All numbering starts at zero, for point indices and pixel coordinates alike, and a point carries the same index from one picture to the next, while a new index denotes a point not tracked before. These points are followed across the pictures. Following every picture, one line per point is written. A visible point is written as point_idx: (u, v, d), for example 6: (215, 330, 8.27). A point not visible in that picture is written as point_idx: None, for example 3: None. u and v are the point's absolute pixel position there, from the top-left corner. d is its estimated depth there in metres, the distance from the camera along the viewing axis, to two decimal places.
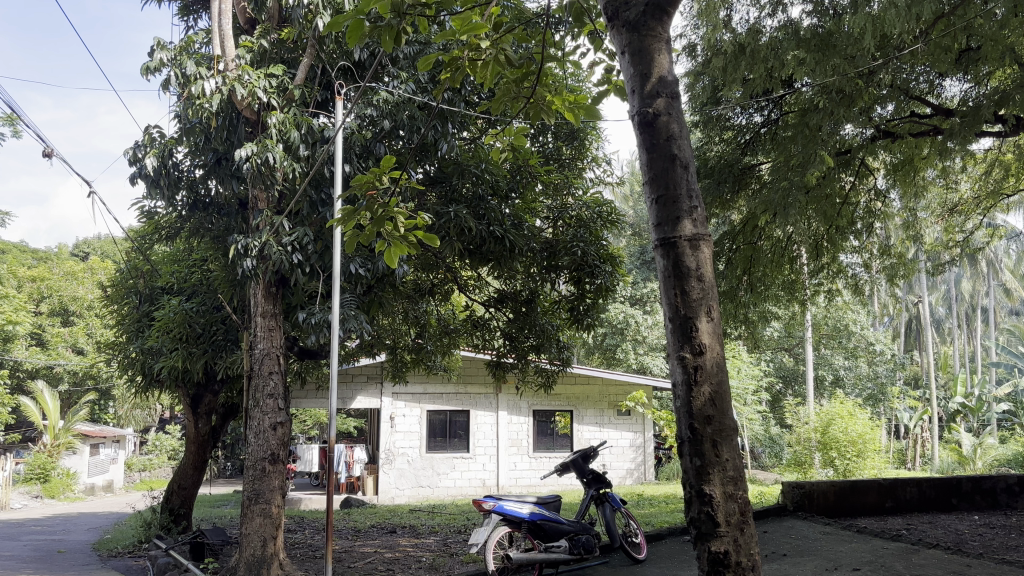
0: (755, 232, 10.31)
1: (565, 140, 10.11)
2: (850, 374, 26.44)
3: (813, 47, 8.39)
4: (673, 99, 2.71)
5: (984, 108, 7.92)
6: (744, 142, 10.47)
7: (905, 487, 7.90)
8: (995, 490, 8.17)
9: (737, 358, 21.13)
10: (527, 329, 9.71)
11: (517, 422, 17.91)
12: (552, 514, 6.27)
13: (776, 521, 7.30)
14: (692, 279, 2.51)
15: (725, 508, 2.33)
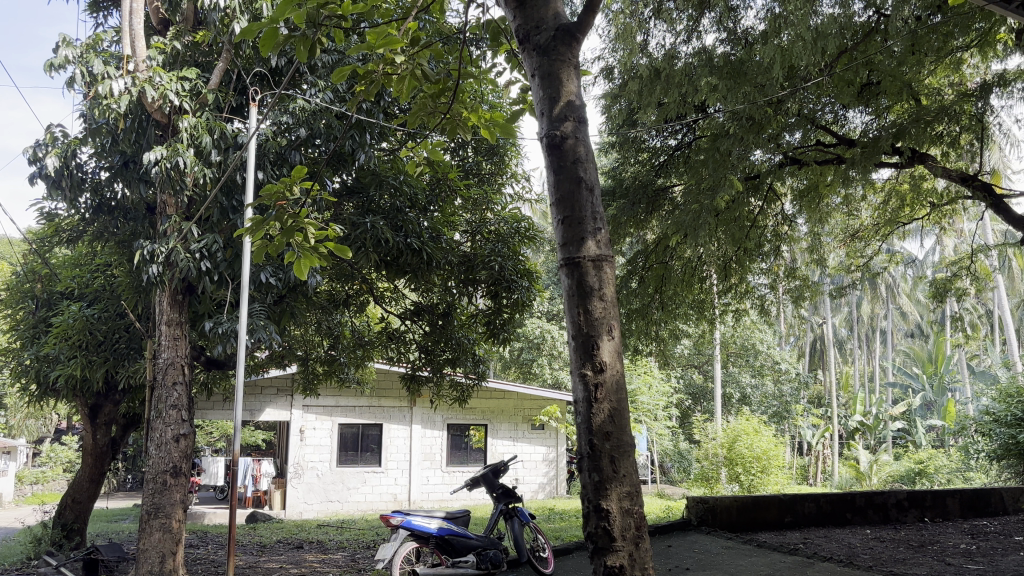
0: (666, 251, 10.63)
1: (485, 155, 10.13)
2: (756, 392, 27.23)
3: (725, 74, 8.66)
4: (580, 122, 2.77)
5: (883, 139, 8.30)
6: (659, 164, 10.74)
7: (804, 503, 8.17)
8: (886, 505, 8.54)
9: (648, 374, 21.54)
10: (443, 342, 9.63)
11: (431, 436, 17.83)
12: (460, 529, 6.26)
13: (680, 535, 7.46)
14: (595, 298, 2.57)
15: (622, 523, 2.38)
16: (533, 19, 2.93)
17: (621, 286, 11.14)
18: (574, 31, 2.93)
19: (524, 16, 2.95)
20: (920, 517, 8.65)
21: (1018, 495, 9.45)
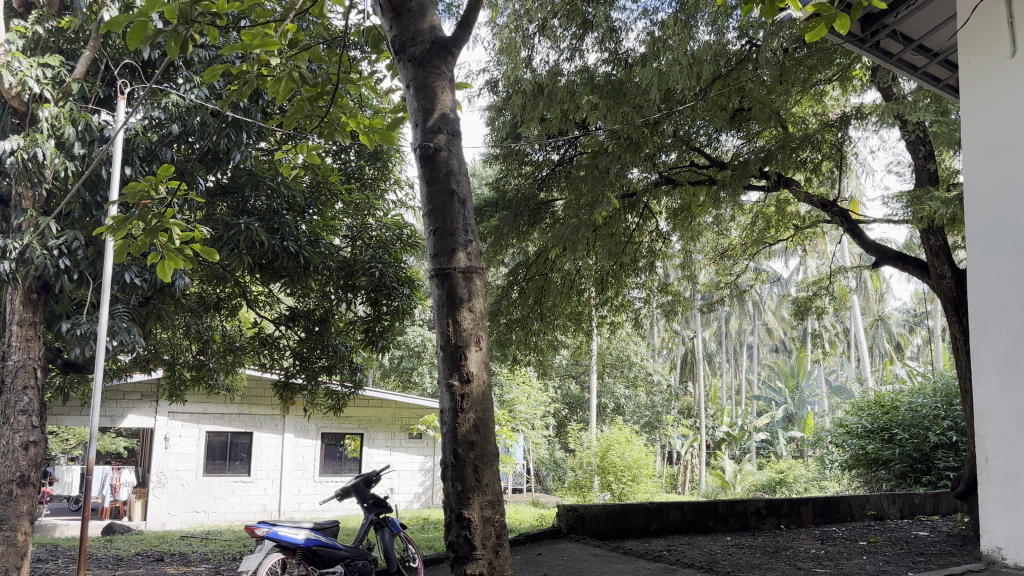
0: (547, 264, 10.78)
1: (368, 160, 9.95)
2: (630, 402, 27.97)
3: (606, 93, 8.90)
4: (454, 135, 2.81)
5: (752, 163, 8.71)
6: (541, 178, 10.91)
7: (669, 511, 8.45)
8: (746, 512, 8.94)
9: (527, 384, 21.76)
10: (318, 350, 9.45)
11: (304, 445, 17.42)
12: (329, 540, 6.13)
13: (550, 543, 7.56)
14: (464, 309, 2.61)
15: (482, 532, 2.43)
16: (409, 30, 2.94)
17: (502, 296, 11.23)
18: (450, 45, 2.97)
19: (400, 26, 2.96)
20: (777, 523, 9.10)
21: (865, 502, 10.08)
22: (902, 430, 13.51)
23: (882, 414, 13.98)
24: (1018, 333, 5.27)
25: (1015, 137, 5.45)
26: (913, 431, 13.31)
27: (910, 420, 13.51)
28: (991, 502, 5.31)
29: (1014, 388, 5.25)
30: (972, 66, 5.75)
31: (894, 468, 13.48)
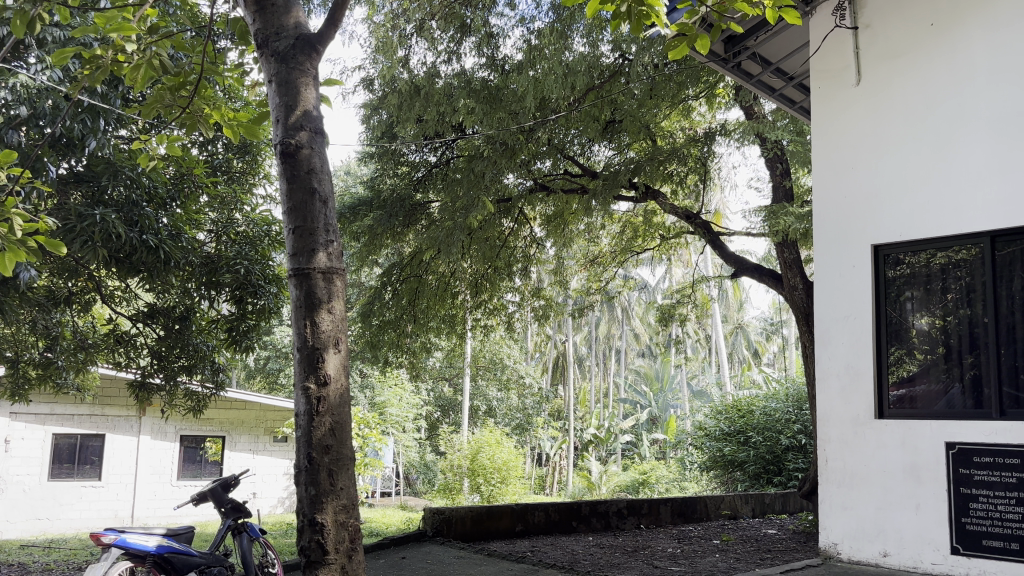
0: (421, 265, 10.78)
1: (237, 153, 9.64)
2: (501, 405, 28.18)
3: (482, 98, 9.01)
4: (316, 133, 2.83)
5: (623, 174, 8.97)
6: (417, 179, 10.85)
7: (534, 512, 8.57)
8: (608, 513, 9.18)
9: (399, 386, 21.58)
10: (178, 348, 8.99)
11: (161, 448, 16.66)
12: (182, 546, 5.89)
13: (415, 546, 7.54)
14: (323, 310, 2.66)
15: (335, 536, 2.49)
16: (272, 26, 2.95)
17: (374, 298, 11.09)
18: (315, 42, 2.99)
19: (264, 21, 2.96)
20: (637, 523, 9.38)
21: (720, 502, 10.54)
22: (756, 433, 14.23)
23: (738, 418, 14.66)
24: (858, 342, 5.65)
25: (856, 161, 5.87)
26: (766, 434, 14.03)
27: (764, 423, 14.25)
28: (829, 501, 5.67)
29: (853, 393, 5.63)
30: (822, 91, 6.12)
31: (748, 469, 14.15)
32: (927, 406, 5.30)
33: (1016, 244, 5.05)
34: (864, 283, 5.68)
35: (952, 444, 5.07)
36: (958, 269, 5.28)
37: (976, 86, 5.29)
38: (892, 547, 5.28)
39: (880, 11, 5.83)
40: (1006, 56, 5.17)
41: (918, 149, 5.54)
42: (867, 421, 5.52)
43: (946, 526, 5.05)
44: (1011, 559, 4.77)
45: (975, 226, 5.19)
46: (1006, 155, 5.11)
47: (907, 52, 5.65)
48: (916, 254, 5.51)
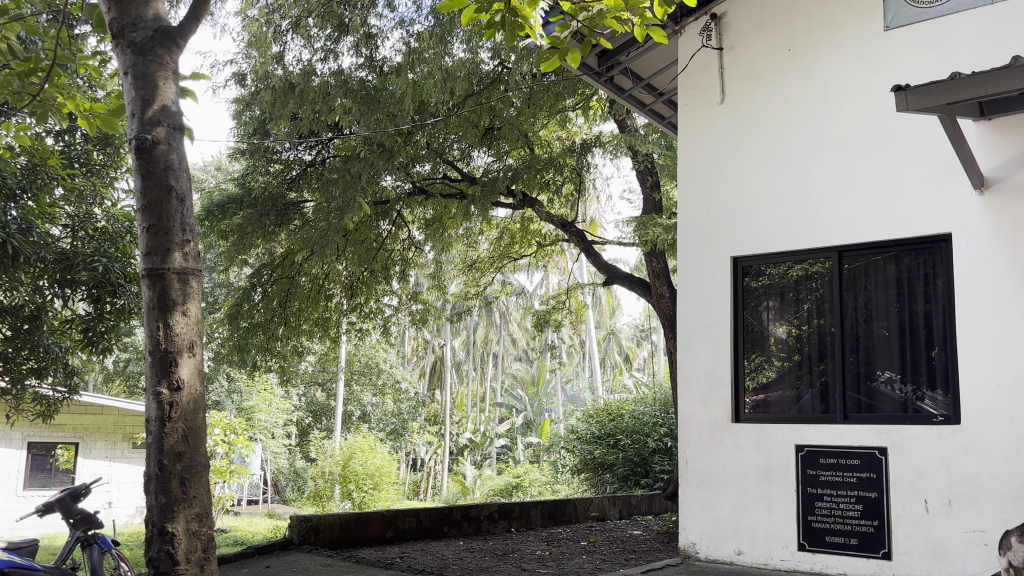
0: (294, 266, 10.54)
1: (97, 145, 9.16)
2: (376, 410, 27.83)
3: (359, 99, 8.90)
4: (174, 129, 2.74)
5: (501, 180, 9.06)
6: (291, 177, 10.58)
7: (405, 518, 8.50)
8: (479, 517, 9.20)
9: (269, 391, 20.98)
10: (27, 350, 8.38)
11: (5, 456, 15.56)
12: (25, 561, 5.49)
13: (280, 555, 7.34)
14: (177, 313, 2.57)
15: (187, 545, 2.43)
16: (129, 15, 2.83)
17: (243, 299, 10.74)
18: (175, 36, 2.89)
19: (119, 9, 2.83)
20: (508, 527, 9.46)
21: (589, 504, 10.76)
22: (625, 436, 14.62)
23: (608, 421, 15.04)
24: (716, 349, 5.91)
25: (718, 175, 6.13)
26: (634, 437, 14.46)
27: (632, 426, 14.68)
28: (688, 502, 5.86)
29: (711, 398, 5.87)
30: (687, 107, 6.37)
31: (617, 472, 14.51)
32: (779, 411, 5.61)
33: (860, 260, 5.42)
34: (723, 293, 5.94)
35: (801, 446, 5.38)
36: (809, 282, 5.61)
37: (828, 109, 5.64)
38: (746, 545, 5.53)
39: (743, 33, 6.13)
40: (854, 84, 5.54)
41: (774, 167, 5.85)
42: (725, 425, 5.77)
43: (794, 523, 5.34)
44: (852, 553, 5.10)
45: (824, 241, 5.53)
46: (853, 176, 5.47)
47: (767, 74, 5.96)
48: (772, 267, 5.81)
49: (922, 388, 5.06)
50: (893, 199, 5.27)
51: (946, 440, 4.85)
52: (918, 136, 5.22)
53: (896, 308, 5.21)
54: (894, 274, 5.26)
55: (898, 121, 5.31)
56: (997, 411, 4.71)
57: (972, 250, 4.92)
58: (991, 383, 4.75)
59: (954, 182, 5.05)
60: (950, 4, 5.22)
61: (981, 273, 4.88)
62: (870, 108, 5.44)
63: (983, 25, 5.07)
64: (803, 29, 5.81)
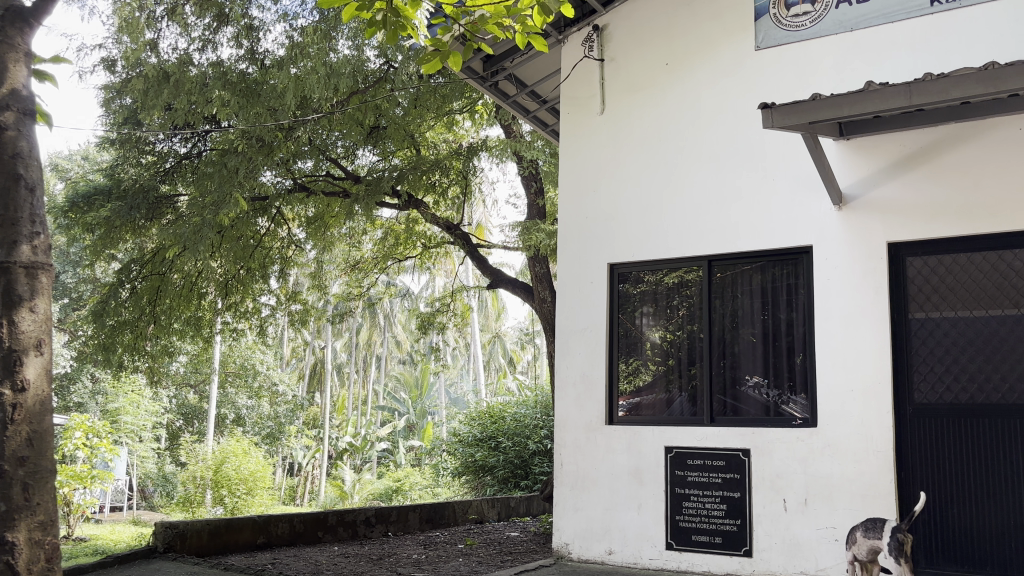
0: (165, 262, 10.10)
1: None
2: (252, 413, 27.02)
3: (238, 91, 8.63)
4: (24, 114, 2.58)
5: (385, 181, 8.95)
6: (164, 169, 10.15)
7: (277, 523, 8.29)
8: (355, 521, 9.05)
9: (137, 393, 20.04)
10: None
11: None
12: None
13: (143, 564, 7.00)
14: (22, 310, 2.42)
15: (28, 555, 2.31)
16: None
17: (109, 296, 10.20)
18: (28, 15, 2.73)
19: None
20: (385, 531, 9.34)
21: (467, 507, 10.75)
22: (506, 439, 14.72)
23: (490, 424, 15.12)
24: (593, 352, 6.03)
25: (598, 183, 6.27)
26: (515, 440, 14.59)
27: (513, 429, 14.81)
28: (562, 503, 5.96)
29: (587, 400, 5.99)
30: (569, 115, 6.49)
31: (497, 474, 14.58)
32: (651, 414, 5.78)
33: (729, 269, 5.65)
34: (600, 298, 6.07)
35: (670, 447, 5.57)
36: (682, 289, 5.81)
37: (702, 122, 5.85)
38: (617, 544, 5.67)
39: (623, 45, 6.30)
40: (726, 99, 5.78)
41: (651, 176, 6.02)
42: (599, 427, 5.90)
43: (662, 523, 5.51)
44: (716, 551, 5.31)
45: (698, 249, 5.72)
46: (724, 188, 5.69)
47: (645, 86, 6.15)
48: (648, 274, 5.97)
49: (784, 392, 5.31)
50: (760, 211, 5.51)
51: (803, 441, 5.12)
52: (784, 152, 5.49)
53: (761, 316, 5.46)
54: (759, 283, 5.51)
55: (766, 137, 5.56)
56: (849, 414, 4.99)
57: (830, 262, 5.21)
58: (844, 388, 5.03)
59: (815, 197, 5.33)
60: (815, 29, 5.50)
61: (838, 284, 5.16)
62: (741, 124, 5.68)
63: (844, 50, 5.38)
64: (680, 44, 6.03)
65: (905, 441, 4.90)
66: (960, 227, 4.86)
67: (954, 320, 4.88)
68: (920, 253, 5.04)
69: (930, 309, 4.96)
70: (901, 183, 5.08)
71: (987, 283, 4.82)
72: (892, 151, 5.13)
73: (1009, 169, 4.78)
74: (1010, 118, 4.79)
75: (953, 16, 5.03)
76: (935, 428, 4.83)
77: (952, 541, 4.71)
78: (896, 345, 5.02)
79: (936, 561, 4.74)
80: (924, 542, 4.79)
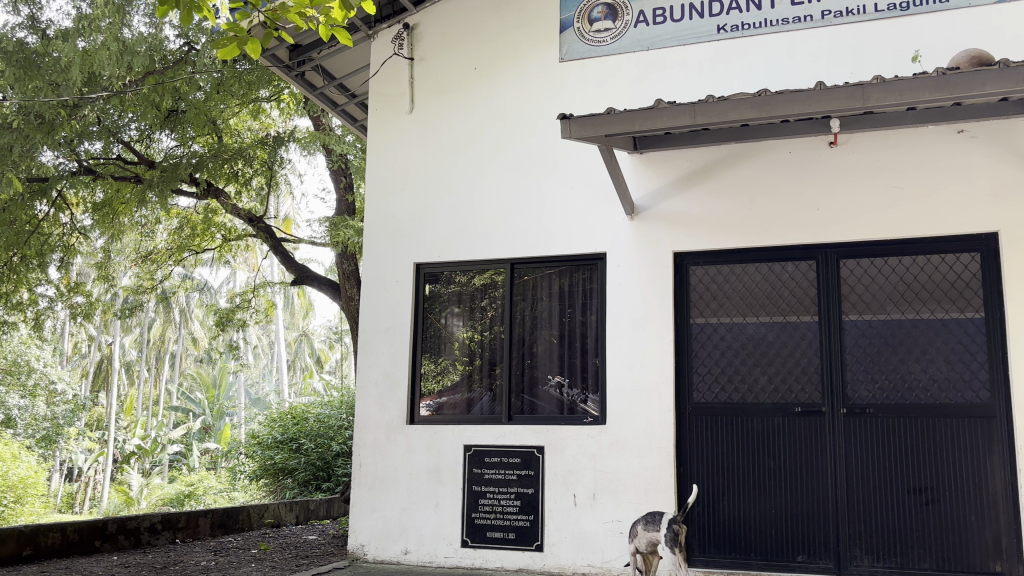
0: None
1: None
2: (23, 415, 24.26)
3: (16, 61, 7.84)
4: None
5: (183, 168, 8.45)
6: None
7: (48, 533, 7.58)
8: (139, 529, 8.48)
9: None
10: None
11: None
12: None
13: None
14: None
15: None
16: None
17: None
18: None
19: None
20: (172, 538, 8.80)
21: (263, 510, 10.35)
22: (308, 440, 14.35)
23: (291, 425, 14.68)
24: (395, 352, 6.01)
25: (406, 181, 6.25)
26: (318, 441, 14.26)
27: (316, 430, 14.45)
28: (359, 503, 5.88)
29: (387, 400, 5.96)
30: (376, 112, 6.43)
31: (297, 476, 14.19)
32: (451, 414, 5.83)
33: (531, 272, 5.81)
34: (404, 298, 6.05)
35: (468, 446, 5.65)
36: (487, 292, 5.90)
37: (509, 128, 5.98)
38: (413, 544, 5.68)
39: (432, 46, 6.33)
40: (531, 106, 5.95)
41: (458, 178, 6.08)
42: (399, 427, 5.88)
43: (458, 521, 5.59)
44: (509, 547, 5.44)
45: (502, 252, 5.84)
46: (527, 194, 5.84)
47: (453, 90, 6.21)
48: (454, 275, 6.03)
49: (578, 391, 5.53)
50: (560, 217, 5.71)
51: (593, 438, 5.35)
52: (584, 160, 5.71)
53: (560, 317, 5.66)
54: (558, 286, 5.71)
55: (567, 146, 5.77)
56: (635, 413, 5.28)
57: (622, 269, 5.48)
58: (631, 388, 5.31)
59: (610, 206, 5.59)
60: (615, 45, 5.77)
61: (629, 289, 5.44)
62: (545, 132, 5.86)
63: (640, 68, 5.68)
64: (488, 49, 6.14)
65: (686, 437, 5.24)
66: (736, 241, 5.28)
67: (729, 326, 5.28)
68: (702, 262, 5.41)
69: (709, 315, 5.34)
70: (687, 197, 5.44)
71: (759, 292, 5.26)
72: (680, 167, 5.48)
73: (779, 189, 5.24)
74: (781, 142, 5.25)
75: (736, 45, 5.45)
76: (711, 425, 5.20)
77: (723, 530, 5.09)
78: (680, 348, 5.35)
79: (708, 549, 5.10)
80: (698, 533, 5.14)
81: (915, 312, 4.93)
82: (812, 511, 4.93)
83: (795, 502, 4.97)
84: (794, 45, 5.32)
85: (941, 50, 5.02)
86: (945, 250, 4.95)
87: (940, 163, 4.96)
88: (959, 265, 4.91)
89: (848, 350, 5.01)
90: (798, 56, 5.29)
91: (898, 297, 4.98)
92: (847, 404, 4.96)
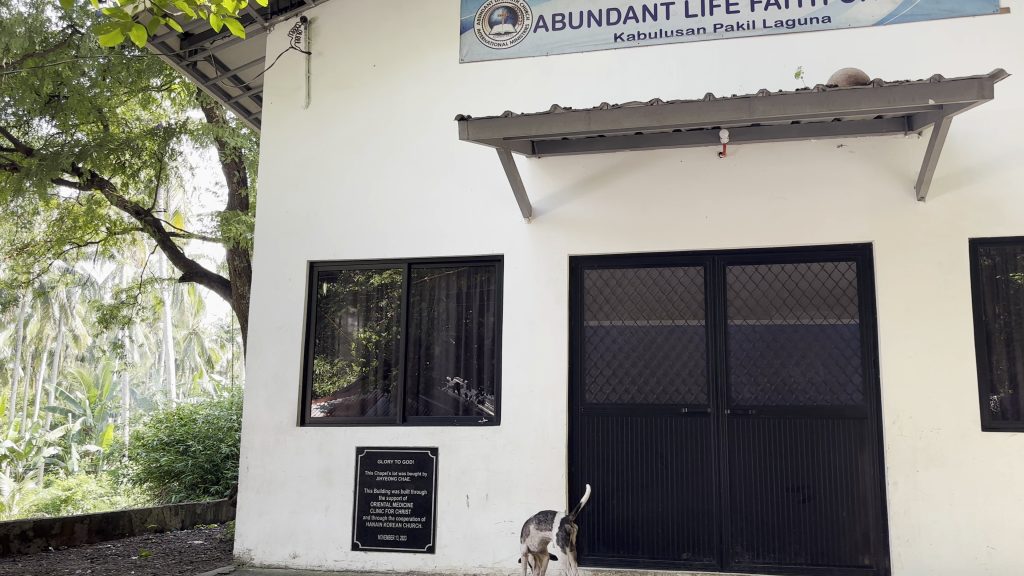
0: None
1: None
2: None
3: None
4: None
5: (64, 156, 8.02)
6: None
7: None
8: (8, 536, 8.00)
9: None
10: None
11: None
12: None
13: None
14: None
15: None
16: None
17: None
18: None
19: None
20: (44, 546, 8.36)
21: (146, 515, 9.95)
22: (196, 442, 13.88)
23: (178, 427, 14.16)
24: (286, 351, 5.88)
25: (301, 178, 6.12)
26: (206, 443, 13.82)
27: (204, 431, 14.00)
28: (246, 507, 5.73)
29: (277, 401, 5.82)
30: (271, 106, 6.28)
31: (183, 480, 13.68)
32: (344, 415, 5.74)
33: (429, 273, 5.78)
34: (298, 297, 5.93)
35: (361, 448, 5.59)
36: (384, 292, 5.84)
37: (407, 127, 5.95)
38: (301, 547, 5.57)
39: (331, 41, 6.23)
40: (431, 106, 5.92)
41: (355, 176, 6.00)
42: (289, 429, 5.75)
43: (349, 524, 5.52)
44: (400, 549, 5.40)
45: (398, 251, 5.80)
46: (424, 194, 5.82)
47: (351, 86, 6.12)
48: (349, 275, 5.94)
49: (474, 392, 5.54)
50: (457, 218, 5.71)
51: (487, 439, 5.37)
52: (482, 162, 5.72)
53: (457, 319, 5.66)
54: (456, 287, 5.71)
55: (466, 147, 5.77)
56: (529, 414, 5.33)
57: (519, 271, 5.52)
58: (525, 390, 5.36)
59: (508, 209, 5.62)
60: (515, 48, 5.81)
61: (525, 291, 5.49)
62: (444, 132, 5.86)
63: (539, 72, 5.74)
64: (387, 47, 6.09)
65: (578, 438, 5.32)
66: (628, 246, 5.39)
67: (621, 329, 5.38)
68: (596, 266, 5.50)
69: (602, 318, 5.43)
70: (582, 202, 5.53)
71: (650, 296, 5.38)
72: (577, 172, 5.56)
73: (670, 196, 5.39)
74: (674, 151, 5.39)
75: (632, 54, 5.57)
76: (602, 426, 5.30)
77: (612, 529, 5.19)
78: (574, 350, 5.43)
79: (597, 548, 5.19)
80: (588, 533, 5.22)
81: (796, 318, 5.15)
82: (697, 510, 5.08)
83: (680, 501, 5.11)
84: (686, 57, 5.48)
85: (823, 68, 5.26)
86: (824, 259, 5.19)
87: (821, 176, 5.20)
88: (836, 273, 5.16)
89: (733, 354, 5.19)
90: (691, 68, 5.45)
91: (780, 304, 5.19)
92: (731, 405, 5.14)
